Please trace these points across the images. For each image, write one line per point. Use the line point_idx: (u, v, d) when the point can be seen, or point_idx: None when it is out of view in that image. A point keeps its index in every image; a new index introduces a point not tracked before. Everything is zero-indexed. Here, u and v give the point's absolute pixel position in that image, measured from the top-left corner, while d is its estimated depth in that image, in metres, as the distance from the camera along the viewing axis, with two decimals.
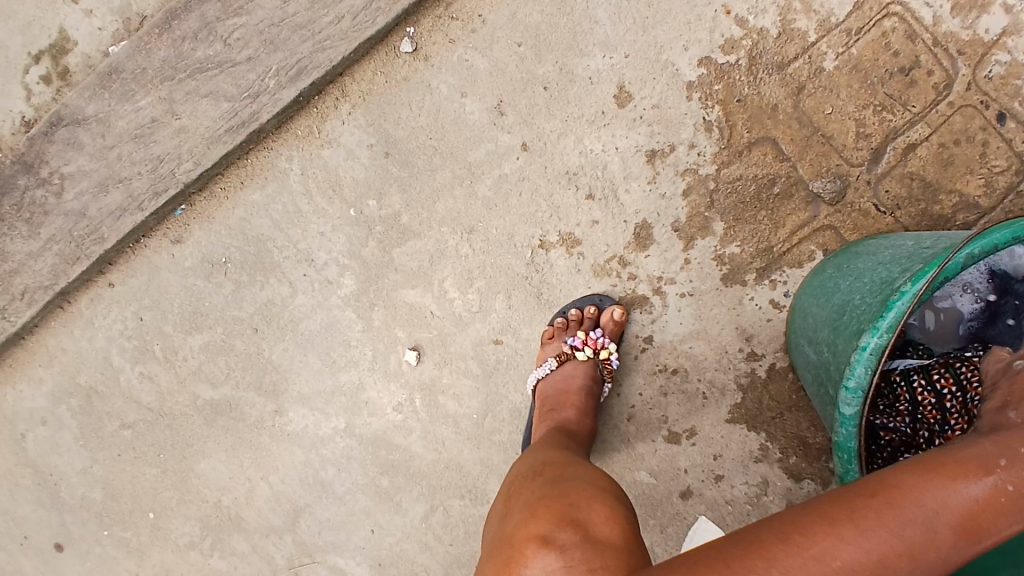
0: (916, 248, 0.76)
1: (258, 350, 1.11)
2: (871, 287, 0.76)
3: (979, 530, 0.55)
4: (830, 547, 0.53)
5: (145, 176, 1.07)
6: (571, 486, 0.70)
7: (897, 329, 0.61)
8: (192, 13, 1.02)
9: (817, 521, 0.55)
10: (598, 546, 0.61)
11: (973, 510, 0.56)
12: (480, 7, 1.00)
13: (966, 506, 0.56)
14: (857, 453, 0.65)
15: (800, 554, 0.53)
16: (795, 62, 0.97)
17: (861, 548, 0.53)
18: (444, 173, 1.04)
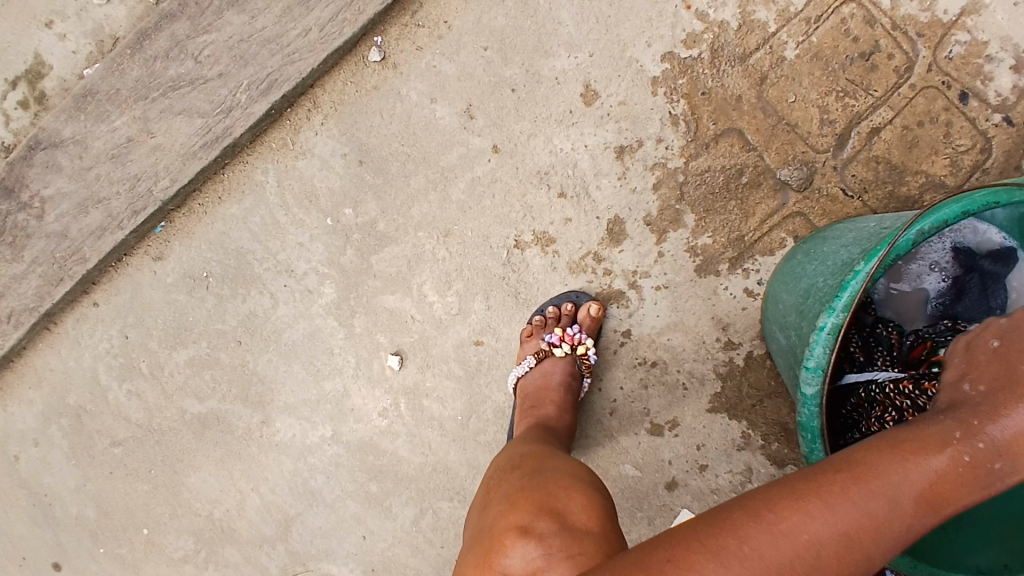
0: (876, 229, 0.78)
1: (242, 362, 1.12)
2: (833, 269, 0.77)
3: (941, 501, 0.54)
4: (795, 525, 0.51)
5: (122, 195, 1.08)
6: (549, 477, 0.71)
7: (851, 307, 0.63)
8: (163, 32, 1.04)
9: (783, 496, 0.53)
10: (576, 533, 0.62)
11: (939, 481, 0.54)
12: (445, 13, 1.02)
13: (933, 477, 0.54)
14: (821, 432, 0.66)
15: (765, 532, 0.51)
16: (756, 53, 0.99)
17: (826, 525, 0.51)
18: (417, 179, 1.05)
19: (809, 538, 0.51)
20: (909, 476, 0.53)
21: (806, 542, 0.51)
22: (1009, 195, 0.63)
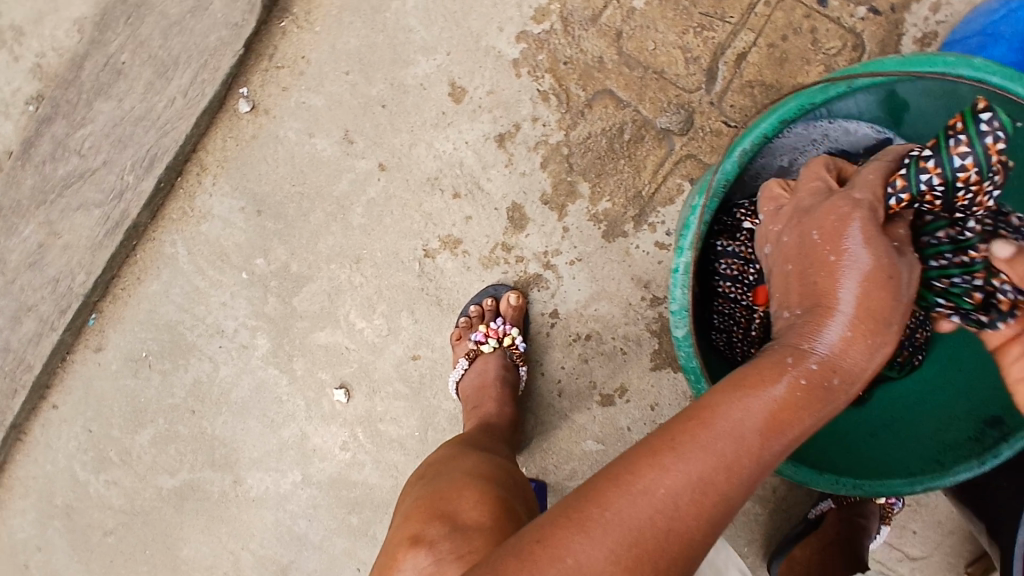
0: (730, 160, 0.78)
1: (201, 429, 1.15)
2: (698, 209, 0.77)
3: (794, 423, 0.51)
4: (646, 482, 0.48)
5: (45, 299, 1.10)
6: (446, 478, 0.68)
7: (695, 243, 0.64)
8: (44, 135, 1.07)
9: (637, 455, 0.50)
10: (467, 530, 0.59)
11: (788, 403, 0.51)
12: (301, 49, 1.03)
13: (780, 401, 0.51)
14: (703, 372, 0.67)
15: (617, 498, 0.48)
16: (605, 11, 0.98)
17: (678, 475, 0.48)
18: (315, 214, 1.06)
19: (662, 494, 0.47)
20: (755, 406, 0.50)
21: (660, 499, 0.47)
22: (820, 94, 0.64)
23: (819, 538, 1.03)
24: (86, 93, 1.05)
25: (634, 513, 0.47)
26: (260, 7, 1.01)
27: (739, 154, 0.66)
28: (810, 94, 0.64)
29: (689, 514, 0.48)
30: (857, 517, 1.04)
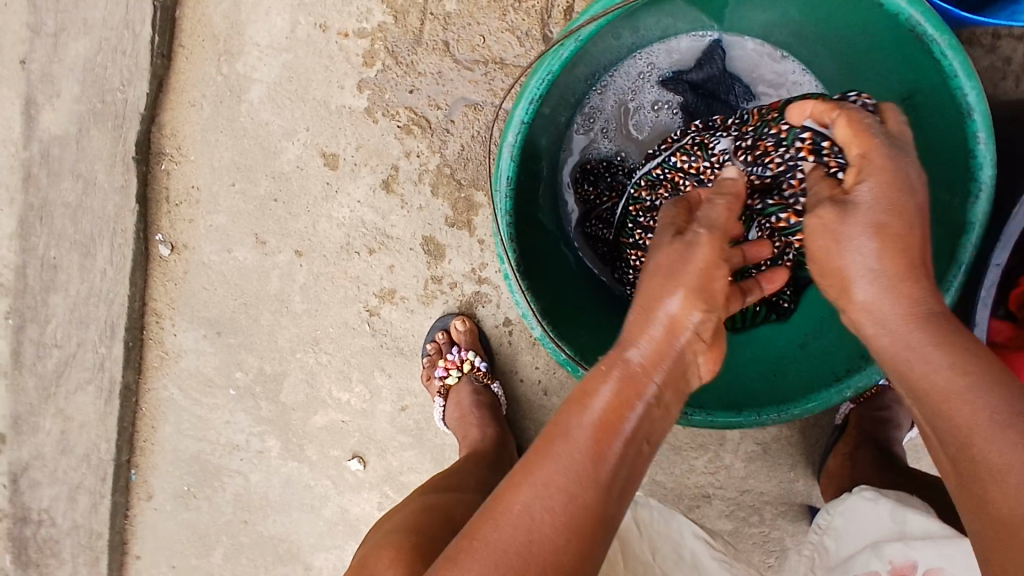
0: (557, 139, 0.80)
1: (258, 534, 1.24)
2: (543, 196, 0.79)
3: (626, 428, 0.54)
4: (505, 530, 0.50)
5: (84, 478, 1.20)
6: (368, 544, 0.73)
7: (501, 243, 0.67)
8: (25, 342, 1.13)
9: (504, 484, 0.53)
10: None
11: (613, 411, 0.54)
12: (188, 179, 1.07)
13: (606, 413, 0.54)
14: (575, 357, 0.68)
15: (485, 555, 0.49)
16: (425, 28, 0.97)
17: (532, 514, 0.50)
18: (265, 316, 1.13)
19: (522, 537, 0.49)
20: (585, 424, 0.53)
21: (525, 540, 0.49)
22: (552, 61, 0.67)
23: (847, 446, 1.00)
24: (38, 293, 1.11)
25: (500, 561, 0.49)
26: (133, 159, 1.05)
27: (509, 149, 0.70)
28: (545, 69, 0.68)
29: (557, 545, 0.49)
30: (878, 412, 1.00)
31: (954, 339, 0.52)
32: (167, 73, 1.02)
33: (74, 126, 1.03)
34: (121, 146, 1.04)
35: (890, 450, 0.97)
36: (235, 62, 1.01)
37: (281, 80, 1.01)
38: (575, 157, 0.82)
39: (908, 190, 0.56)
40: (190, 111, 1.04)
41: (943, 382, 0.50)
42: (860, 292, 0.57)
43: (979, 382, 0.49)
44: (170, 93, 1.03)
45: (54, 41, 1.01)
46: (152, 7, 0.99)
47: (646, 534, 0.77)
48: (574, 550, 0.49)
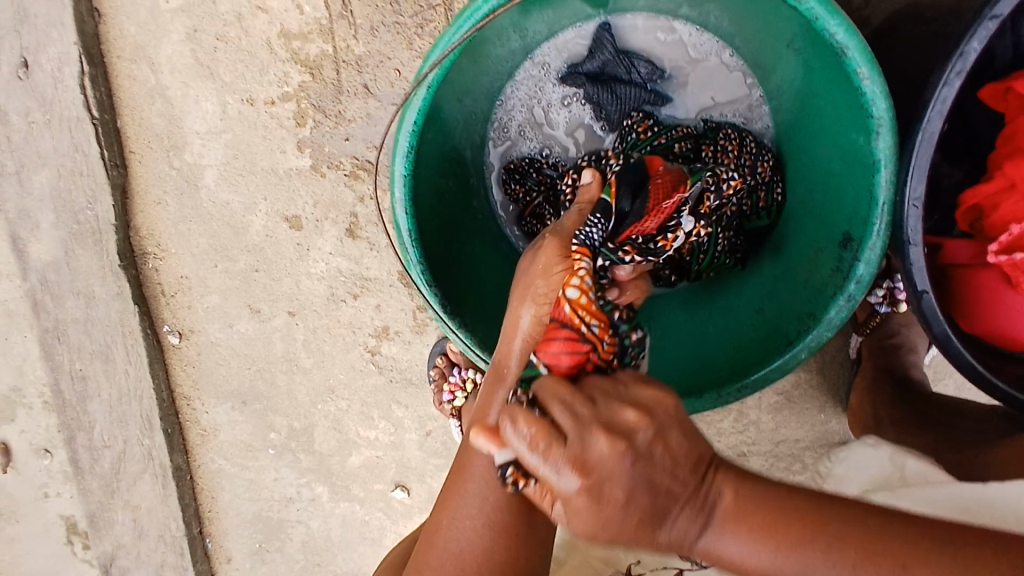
0: (467, 163, 0.79)
1: (334, 574, 1.26)
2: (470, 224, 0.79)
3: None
4: (443, 545, 0.57)
5: (166, 556, 1.25)
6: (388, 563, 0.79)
7: (425, 297, 0.67)
8: (76, 449, 1.21)
9: (450, 484, 0.59)
10: None
11: (504, 427, 0.55)
12: (176, 269, 1.12)
13: (498, 431, 0.55)
14: None
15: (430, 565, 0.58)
16: (342, 77, 1.01)
17: (460, 529, 0.57)
18: (279, 377, 1.16)
19: (455, 549, 0.57)
20: (485, 445, 0.56)
21: (460, 551, 0.57)
22: (419, 103, 0.65)
23: (863, 382, 0.95)
24: (75, 404, 1.19)
25: (440, 569, 0.57)
26: (120, 266, 1.10)
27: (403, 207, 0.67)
28: (411, 116, 0.65)
29: (482, 546, 0.56)
30: (888, 341, 0.94)
31: (819, 527, 0.47)
32: (127, 181, 1.09)
33: (60, 250, 1.11)
34: (107, 257, 1.10)
35: (909, 378, 0.92)
36: (183, 154, 1.07)
37: (228, 160, 1.07)
38: (496, 169, 0.82)
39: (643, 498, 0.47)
40: (157, 209, 1.10)
41: (820, 573, 0.47)
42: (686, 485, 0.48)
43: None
44: (136, 197, 1.09)
45: (18, 178, 1.09)
46: (92, 125, 1.05)
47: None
48: (499, 546, 0.56)
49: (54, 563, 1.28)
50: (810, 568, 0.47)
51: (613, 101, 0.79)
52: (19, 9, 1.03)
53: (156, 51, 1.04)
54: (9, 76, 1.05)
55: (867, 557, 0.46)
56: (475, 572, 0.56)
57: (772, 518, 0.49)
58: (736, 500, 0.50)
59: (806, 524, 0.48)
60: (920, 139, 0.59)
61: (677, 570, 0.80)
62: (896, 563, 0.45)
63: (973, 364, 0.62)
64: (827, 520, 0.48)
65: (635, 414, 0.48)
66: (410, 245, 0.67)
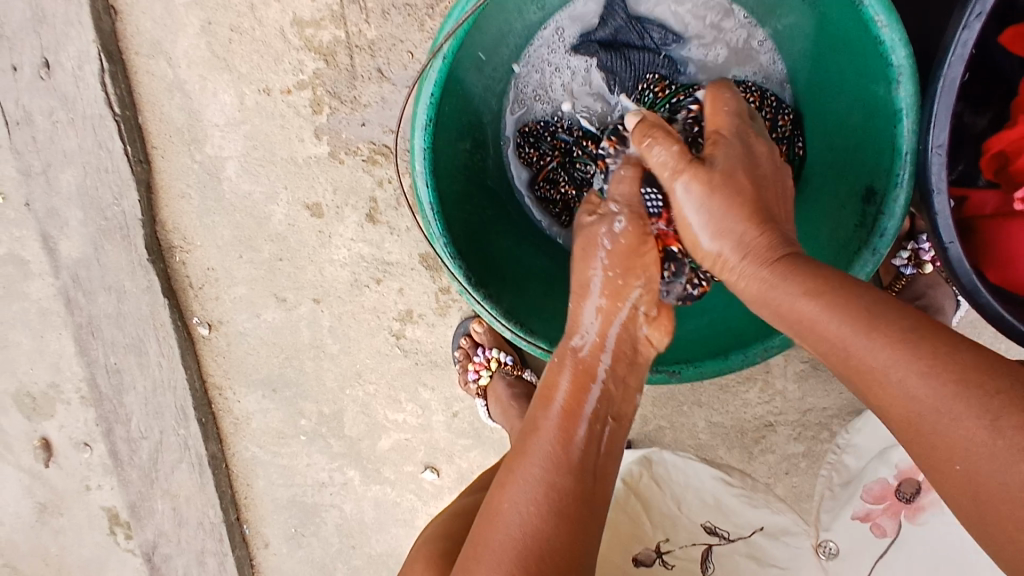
0: (485, 138, 0.79)
1: (370, 556, 1.27)
2: (491, 199, 0.79)
3: (588, 417, 0.64)
4: (501, 529, 0.57)
5: (205, 542, 1.28)
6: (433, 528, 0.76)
7: (451, 269, 0.67)
8: (115, 441, 1.24)
9: (509, 469, 0.62)
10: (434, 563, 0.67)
11: (574, 400, 0.64)
12: (202, 261, 1.14)
13: (565, 406, 0.64)
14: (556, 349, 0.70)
15: (490, 543, 0.57)
16: (356, 62, 1.03)
17: (522, 511, 0.58)
18: (308, 363, 1.18)
19: (519, 530, 0.57)
20: (551, 426, 0.63)
21: (523, 523, 0.57)
22: (436, 75, 0.65)
23: None
24: (112, 397, 1.22)
25: (501, 548, 0.56)
26: (148, 259, 1.13)
27: (425, 181, 0.67)
28: (427, 89, 0.65)
29: (546, 530, 0.56)
30: (915, 303, 0.93)
31: (853, 299, 0.55)
32: (150, 176, 1.11)
33: (90, 247, 1.14)
34: (135, 251, 1.13)
35: None
36: (204, 147, 1.09)
37: (247, 151, 1.08)
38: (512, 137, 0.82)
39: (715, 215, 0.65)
40: (182, 203, 1.12)
41: (829, 329, 0.55)
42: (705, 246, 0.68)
43: (878, 360, 0.51)
44: (160, 191, 1.12)
45: (46, 178, 1.11)
46: (114, 122, 1.07)
47: (671, 493, 1.03)
48: (564, 531, 0.57)
49: (100, 553, 1.32)
50: (823, 323, 0.55)
51: (627, 67, 0.78)
52: (38, 10, 1.06)
53: (173, 46, 1.06)
54: (31, 77, 1.08)
55: (900, 336, 0.51)
56: (539, 550, 0.55)
57: (830, 278, 0.58)
58: (820, 269, 0.59)
59: (845, 299, 0.55)
60: (942, 83, 0.58)
61: (706, 545, 0.99)
62: (929, 347, 0.50)
63: (1002, 314, 0.61)
64: (874, 309, 0.53)
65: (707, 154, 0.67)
66: (434, 219, 0.68)
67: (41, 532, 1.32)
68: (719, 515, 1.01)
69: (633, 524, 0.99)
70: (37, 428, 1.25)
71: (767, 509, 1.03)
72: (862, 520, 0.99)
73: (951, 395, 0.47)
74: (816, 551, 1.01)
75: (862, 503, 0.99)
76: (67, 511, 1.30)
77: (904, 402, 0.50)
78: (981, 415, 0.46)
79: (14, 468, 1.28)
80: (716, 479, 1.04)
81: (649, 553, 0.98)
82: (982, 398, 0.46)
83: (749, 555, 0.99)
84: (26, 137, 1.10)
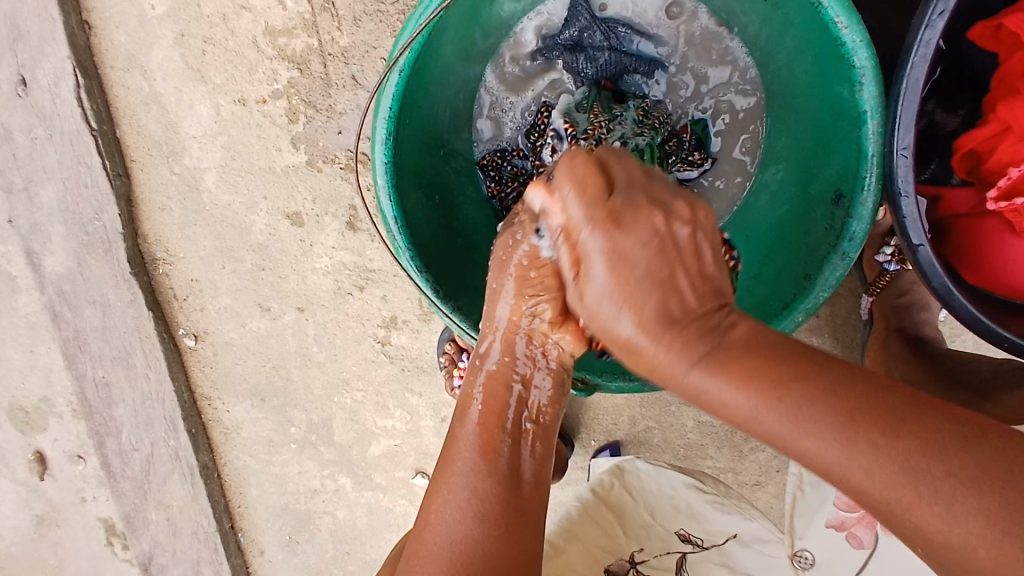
0: (453, 148, 0.79)
1: (364, 562, 1.27)
2: (464, 208, 0.79)
3: (508, 420, 0.61)
4: (434, 539, 0.56)
5: (201, 551, 1.28)
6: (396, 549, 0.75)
7: (418, 284, 0.67)
8: (107, 453, 1.24)
9: (435, 480, 0.59)
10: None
11: (490, 408, 0.61)
12: (185, 273, 1.14)
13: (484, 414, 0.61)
14: None
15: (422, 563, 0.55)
16: (330, 69, 1.02)
17: (450, 523, 0.56)
18: (295, 371, 1.18)
19: (448, 544, 0.55)
20: (470, 430, 0.61)
21: (452, 543, 0.55)
22: (394, 88, 0.64)
23: (876, 341, 0.94)
24: (102, 410, 1.22)
25: (432, 563, 0.55)
26: (131, 272, 1.13)
27: (388, 196, 0.67)
28: (386, 103, 0.65)
29: (474, 539, 0.55)
30: (900, 300, 0.92)
31: (804, 381, 0.44)
32: (131, 189, 1.11)
33: (74, 262, 1.14)
34: (118, 265, 1.13)
35: (922, 336, 0.90)
36: (182, 159, 1.09)
37: (226, 161, 1.08)
38: (478, 154, 0.81)
39: (644, 290, 0.50)
40: (163, 215, 1.12)
41: (768, 426, 0.45)
42: (623, 336, 0.51)
43: (831, 456, 0.42)
44: (141, 204, 1.12)
45: (28, 194, 1.11)
46: (92, 136, 1.07)
47: (642, 498, 0.97)
48: (491, 535, 0.55)
49: (98, 564, 1.32)
50: (788, 427, 0.44)
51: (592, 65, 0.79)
52: (12, 26, 1.06)
53: (147, 59, 1.05)
54: (8, 94, 1.08)
55: (853, 414, 0.42)
56: (471, 564, 0.54)
57: (763, 356, 0.47)
58: (747, 337, 0.49)
59: (792, 380, 0.45)
60: (905, 84, 0.57)
61: (681, 553, 0.91)
62: (888, 429, 0.41)
63: (975, 316, 0.59)
64: (816, 380, 0.44)
65: (681, 204, 0.53)
66: (400, 232, 0.67)
67: (38, 545, 1.32)
68: (690, 521, 0.94)
69: (607, 532, 0.93)
70: (29, 442, 1.26)
71: (739, 515, 0.94)
72: (838, 528, 0.91)
73: (933, 480, 0.40)
74: (790, 560, 0.92)
75: (836, 510, 0.92)
76: (63, 524, 1.30)
77: (876, 493, 0.41)
78: (971, 503, 0.39)
79: (9, 482, 1.29)
80: (687, 485, 0.97)
81: (622, 564, 0.91)
82: (973, 479, 0.39)
83: (722, 563, 0.90)
84: (6, 155, 1.10)
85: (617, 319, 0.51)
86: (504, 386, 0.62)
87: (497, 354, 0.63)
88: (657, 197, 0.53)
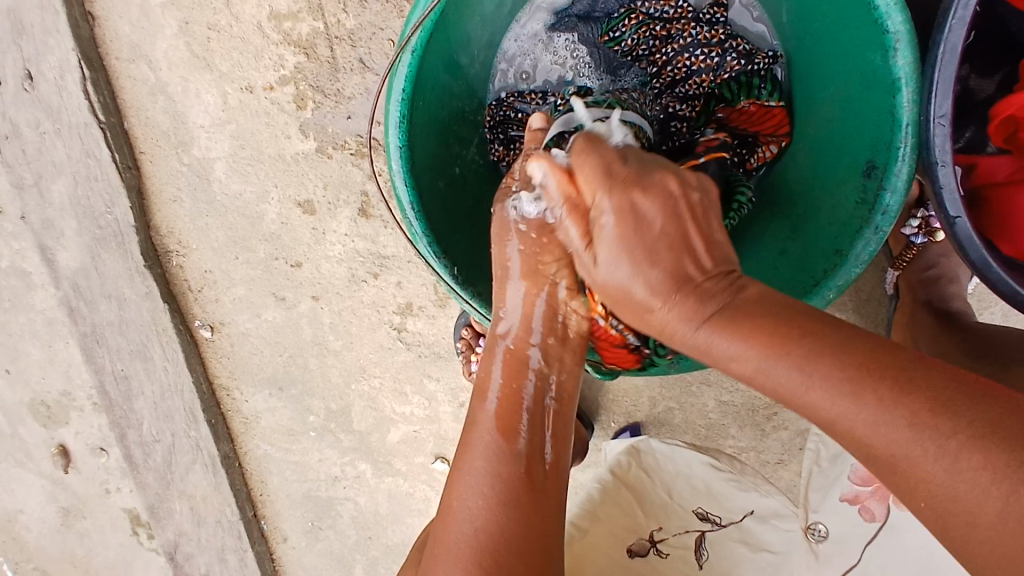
0: (465, 129, 0.76)
1: (386, 547, 1.27)
2: (477, 193, 0.76)
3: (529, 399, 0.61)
4: (455, 528, 0.55)
5: (225, 540, 1.28)
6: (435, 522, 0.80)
7: (438, 268, 0.65)
8: (128, 445, 1.25)
9: (455, 469, 0.59)
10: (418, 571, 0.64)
11: (508, 394, 0.61)
12: (199, 264, 1.13)
13: (501, 399, 0.61)
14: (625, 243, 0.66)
15: (446, 561, 0.54)
16: (337, 54, 1.00)
17: (471, 508, 0.55)
18: (311, 361, 1.17)
19: (470, 531, 0.54)
20: (490, 408, 0.61)
21: (474, 530, 0.54)
22: (408, 66, 0.63)
23: (904, 315, 0.91)
24: (122, 403, 1.23)
25: (456, 550, 0.54)
26: (145, 265, 1.12)
27: (404, 181, 0.65)
28: (399, 84, 0.64)
29: (498, 523, 0.54)
30: (927, 273, 0.89)
31: (817, 336, 0.44)
32: (141, 181, 1.10)
33: (87, 256, 1.14)
34: (132, 258, 1.12)
35: (952, 310, 0.88)
36: (191, 149, 1.08)
37: (234, 150, 1.07)
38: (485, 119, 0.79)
39: (645, 261, 0.53)
40: (174, 207, 1.11)
41: (787, 384, 0.44)
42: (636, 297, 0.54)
43: (852, 411, 0.41)
44: (152, 197, 1.11)
45: (39, 190, 1.11)
46: (99, 129, 1.07)
47: (659, 478, 0.96)
48: (515, 517, 0.54)
49: (125, 554, 1.33)
50: (800, 390, 0.44)
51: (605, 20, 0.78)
52: (15, 21, 1.04)
53: (152, 48, 1.04)
54: (14, 90, 1.07)
55: (862, 372, 0.42)
56: (496, 547, 0.53)
57: (780, 317, 0.47)
58: (757, 299, 0.50)
59: (802, 334, 0.45)
60: (942, 49, 0.54)
61: (699, 532, 0.90)
62: (895, 386, 0.41)
63: (1016, 290, 0.56)
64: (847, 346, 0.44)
65: (671, 180, 0.54)
66: (418, 216, 0.65)
67: (65, 537, 1.33)
68: (709, 499, 0.93)
69: (625, 510, 0.92)
70: (53, 436, 1.26)
71: (757, 493, 0.93)
72: (852, 502, 0.81)
73: (945, 436, 0.39)
74: (806, 536, 0.85)
75: (851, 483, 0.82)
76: (90, 516, 1.31)
77: (886, 449, 0.41)
78: (977, 458, 0.38)
79: (34, 476, 1.29)
80: (704, 462, 0.97)
81: (643, 543, 0.90)
82: (960, 426, 0.39)
83: (740, 539, 0.88)
84: (16, 150, 1.10)
85: (630, 282, 0.53)
86: (523, 348, 0.63)
87: (515, 326, 0.64)
88: (682, 177, 0.55)
